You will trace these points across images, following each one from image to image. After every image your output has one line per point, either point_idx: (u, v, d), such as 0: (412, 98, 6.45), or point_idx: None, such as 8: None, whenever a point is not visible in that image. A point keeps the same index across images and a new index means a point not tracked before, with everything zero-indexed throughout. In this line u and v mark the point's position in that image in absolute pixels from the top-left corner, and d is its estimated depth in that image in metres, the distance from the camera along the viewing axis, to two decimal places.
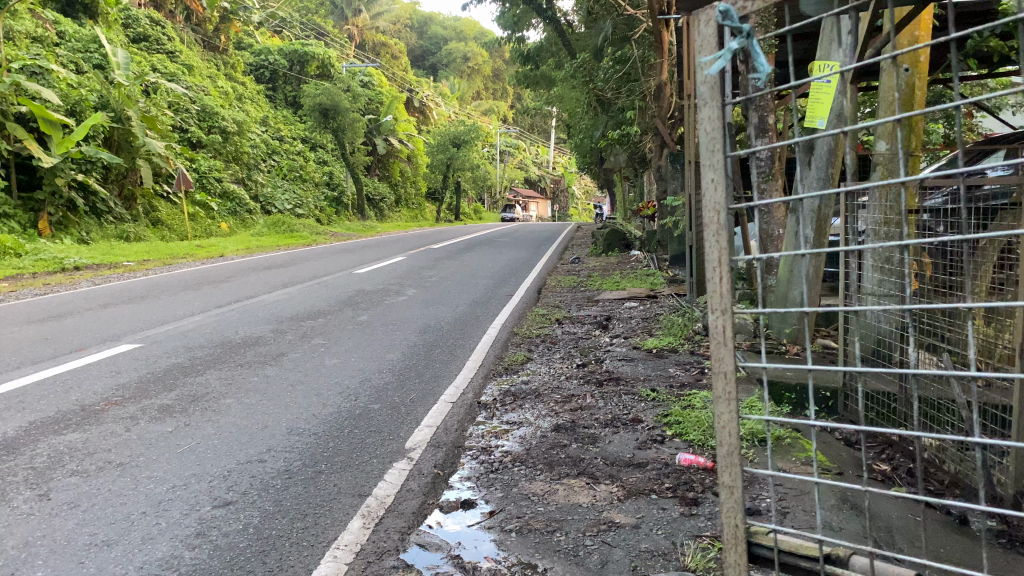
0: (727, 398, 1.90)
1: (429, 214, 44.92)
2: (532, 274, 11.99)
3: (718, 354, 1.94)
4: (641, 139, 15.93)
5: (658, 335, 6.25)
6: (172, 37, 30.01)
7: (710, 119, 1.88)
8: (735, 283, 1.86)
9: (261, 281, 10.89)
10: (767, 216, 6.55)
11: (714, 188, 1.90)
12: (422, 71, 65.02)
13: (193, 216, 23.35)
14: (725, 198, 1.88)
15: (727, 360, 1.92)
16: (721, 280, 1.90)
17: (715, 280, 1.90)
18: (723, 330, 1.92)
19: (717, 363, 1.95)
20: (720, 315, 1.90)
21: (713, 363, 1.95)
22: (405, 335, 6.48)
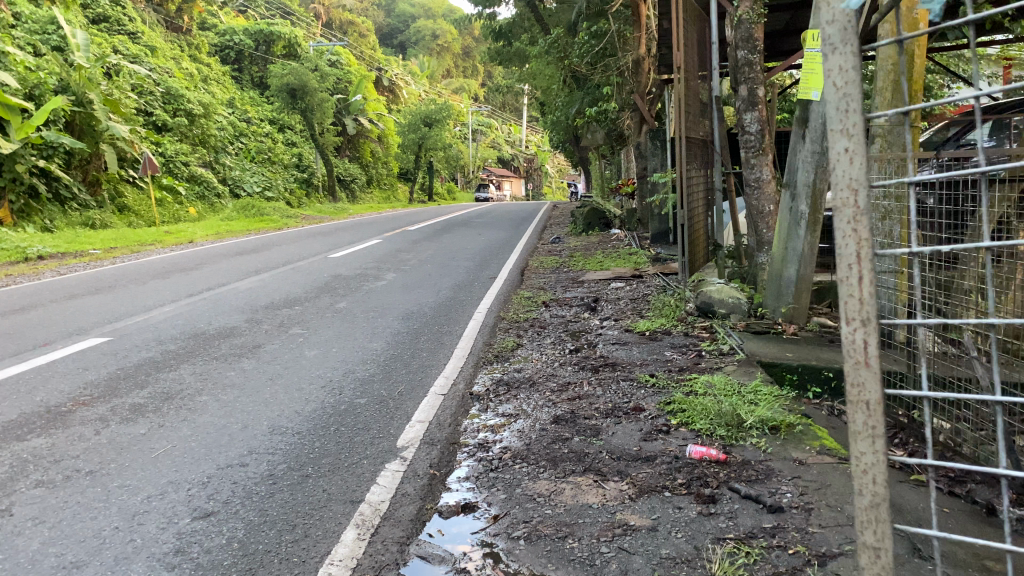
0: (874, 434, 1.71)
1: (402, 195, 44.45)
2: (513, 255, 11.77)
3: (860, 380, 1.72)
4: (618, 115, 15.74)
5: (650, 317, 6.07)
6: (133, 17, 29.21)
7: (848, 93, 1.71)
8: (881, 286, 1.70)
9: (234, 267, 10.57)
10: (757, 191, 6.36)
11: (847, 163, 1.72)
12: (390, 50, 64.18)
13: (160, 202, 22.81)
14: (863, 173, 1.71)
15: (869, 388, 1.72)
16: (860, 286, 1.72)
17: (855, 280, 1.73)
18: (865, 349, 1.72)
19: (854, 393, 1.75)
20: (865, 329, 1.71)
21: (852, 393, 1.73)
22: (388, 322, 6.25)
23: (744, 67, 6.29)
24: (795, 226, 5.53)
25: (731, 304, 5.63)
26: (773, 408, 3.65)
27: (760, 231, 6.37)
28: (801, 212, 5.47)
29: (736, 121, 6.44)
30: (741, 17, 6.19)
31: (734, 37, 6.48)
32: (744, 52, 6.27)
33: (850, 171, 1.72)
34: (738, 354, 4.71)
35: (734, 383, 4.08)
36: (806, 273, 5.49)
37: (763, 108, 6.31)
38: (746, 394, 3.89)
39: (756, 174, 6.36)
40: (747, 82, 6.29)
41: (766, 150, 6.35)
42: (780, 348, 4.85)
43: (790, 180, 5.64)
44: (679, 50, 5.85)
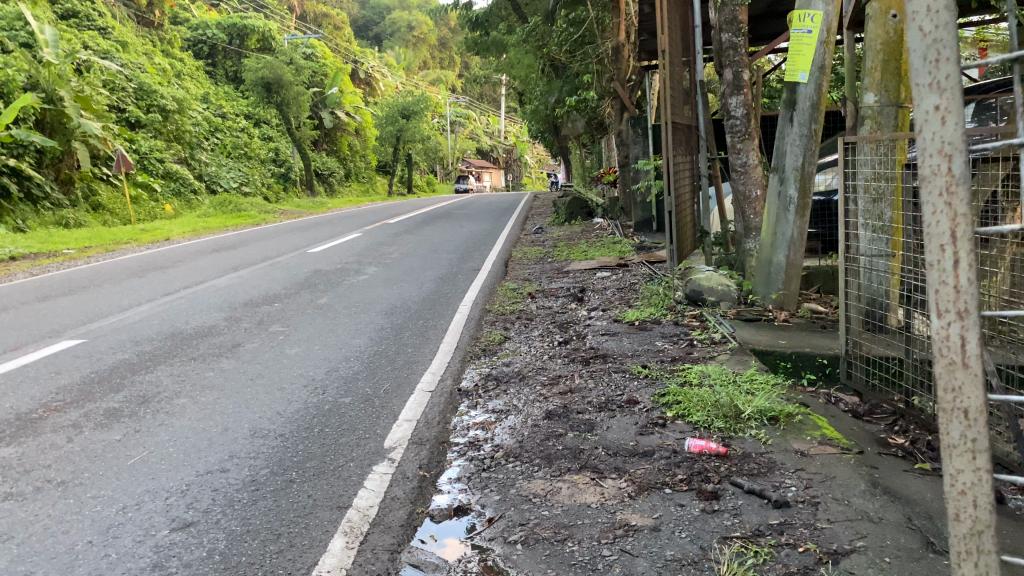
0: (974, 451, 1.43)
1: (381, 188, 44.16)
2: (496, 246, 11.65)
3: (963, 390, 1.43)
4: (598, 104, 15.63)
5: (639, 306, 5.96)
6: (103, 12, 28.71)
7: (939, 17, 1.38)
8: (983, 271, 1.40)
9: (212, 264, 10.35)
10: (744, 176, 6.26)
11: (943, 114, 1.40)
12: (366, 42, 63.63)
13: (135, 199, 22.45)
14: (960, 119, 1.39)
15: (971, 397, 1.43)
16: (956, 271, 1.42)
17: (947, 263, 1.43)
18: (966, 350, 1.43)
19: (947, 401, 1.47)
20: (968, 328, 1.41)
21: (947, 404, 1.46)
22: (371, 317, 6.10)
23: (728, 50, 6.18)
24: (784, 211, 5.45)
25: (720, 292, 5.55)
26: (770, 398, 3.56)
27: (748, 217, 6.28)
28: (790, 197, 5.39)
29: (721, 105, 6.33)
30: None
31: (718, 21, 6.37)
32: (728, 35, 6.16)
33: (946, 132, 1.40)
34: (731, 342, 4.61)
35: (729, 373, 3.98)
36: (796, 259, 5.41)
37: (748, 92, 6.20)
38: (742, 384, 3.79)
39: (742, 159, 6.26)
40: (732, 66, 6.18)
41: (752, 134, 6.25)
42: (773, 335, 4.77)
43: (778, 164, 5.56)
44: (663, 33, 5.72)
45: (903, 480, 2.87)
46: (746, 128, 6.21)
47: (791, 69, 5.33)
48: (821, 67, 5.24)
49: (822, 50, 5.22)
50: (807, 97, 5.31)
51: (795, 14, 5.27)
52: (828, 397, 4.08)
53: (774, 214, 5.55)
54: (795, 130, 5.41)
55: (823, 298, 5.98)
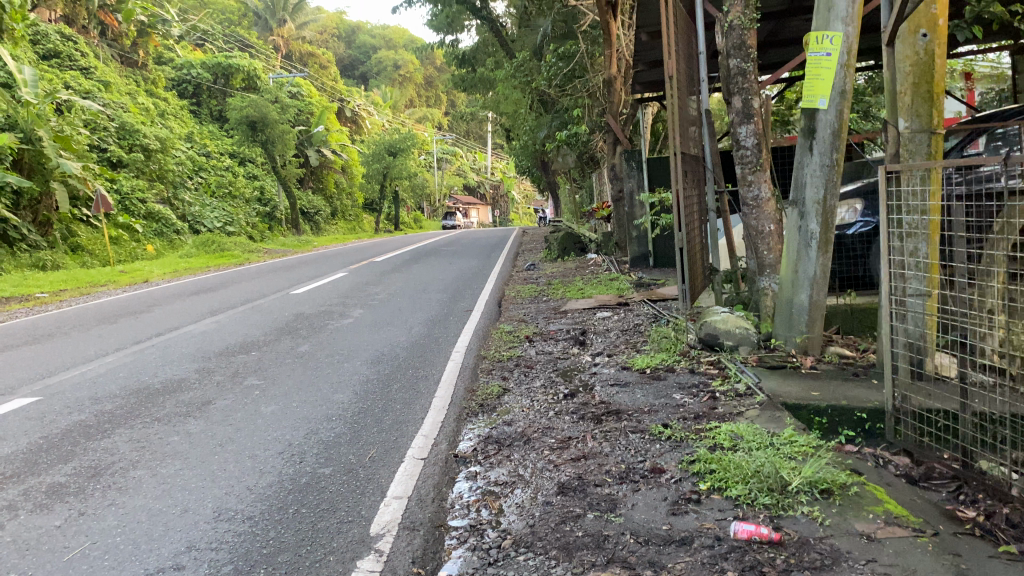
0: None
1: (368, 226, 43.79)
2: (488, 284, 11.20)
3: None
4: (589, 137, 15.33)
5: (650, 351, 5.49)
6: (86, 52, 28.42)
7: None
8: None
9: (189, 308, 9.84)
10: (756, 211, 5.85)
11: None
12: (352, 81, 63.67)
13: (116, 240, 21.96)
14: None
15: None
16: None
17: None
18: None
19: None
20: None
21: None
22: (356, 368, 5.59)
23: (736, 76, 5.82)
24: (806, 247, 5.03)
25: (738, 335, 5.10)
26: (819, 465, 3.08)
27: (761, 253, 5.86)
28: (812, 231, 4.98)
29: (730, 135, 5.95)
30: (731, 23, 5.76)
31: (724, 46, 6.02)
32: (736, 60, 5.80)
33: None
34: (758, 394, 4.17)
35: (765, 433, 3.50)
36: (819, 298, 4.99)
37: (759, 120, 5.83)
38: (782, 448, 3.32)
39: (753, 192, 5.84)
40: (741, 93, 5.81)
41: (763, 166, 5.85)
42: (802, 385, 4.33)
43: (797, 196, 5.15)
44: (670, 57, 5.32)
45: (995, 571, 2.38)
46: (757, 159, 5.81)
47: (808, 94, 4.96)
48: (840, 92, 4.85)
49: (842, 74, 4.84)
50: (827, 125, 4.91)
51: (811, 36, 4.90)
52: (874, 457, 3.60)
53: (794, 251, 5.12)
54: (815, 160, 5.00)
55: (848, 340, 5.55)
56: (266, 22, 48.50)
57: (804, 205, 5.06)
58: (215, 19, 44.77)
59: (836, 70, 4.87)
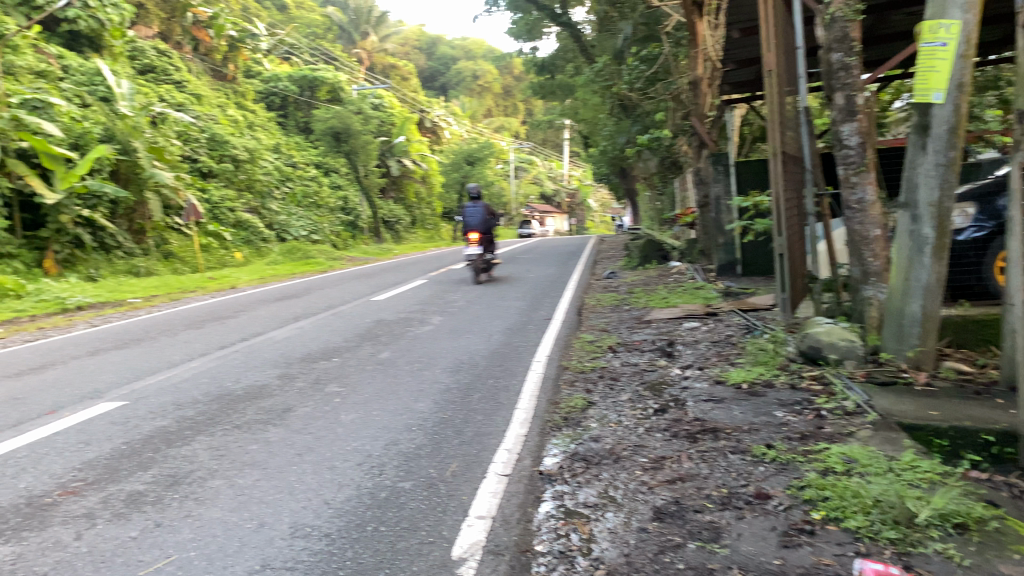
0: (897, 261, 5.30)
1: (446, 234, 44.08)
2: (568, 292, 10.97)
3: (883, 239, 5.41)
4: (672, 142, 14.95)
5: (745, 365, 5.18)
6: (180, 67, 29.48)
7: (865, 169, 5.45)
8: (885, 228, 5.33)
9: (273, 314, 9.94)
10: (860, 214, 5.49)
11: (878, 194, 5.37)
12: (432, 92, 64.46)
13: (206, 248, 22.65)
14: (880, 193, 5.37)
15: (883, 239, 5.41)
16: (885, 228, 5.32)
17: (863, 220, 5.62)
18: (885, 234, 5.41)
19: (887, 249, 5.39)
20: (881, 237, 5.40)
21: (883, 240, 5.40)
22: (435, 376, 5.44)
23: (839, 71, 5.47)
24: (918, 253, 4.64)
25: (843, 348, 4.74)
26: (949, 494, 2.75)
27: (864, 259, 5.48)
28: (926, 236, 4.59)
29: (832, 134, 5.61)
30: (833, 15, 5.41)
31: (824, 39, 5.67)
32: (838, 54, 5.46)
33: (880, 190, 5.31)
34: (870, 413, 3.83)
35: (882, 457, 3.18)
36: (932, 309, 4.61)
37: (863, 118, 5.47)
38: (903, 474, 2.99)
39: (857, 195, 5.48)
40: (844, 89, 5.46)
41: (869, 167, 5.48)
42: (918, 404, 3.97)
43: (908, 198, 4.75)
44: (768, 51, 5.01)
45: None
46: (862, 159, 5.43)
47: (921, 88, 4.57)
48: (958, 84, 4.44)
49: (960, 65, 4.43)
50: (943, 121, 4.51)
51: (926, 25, 4.53)
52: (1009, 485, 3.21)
53: (905, 256, 4.73)
54: (929, 159, 4.60)
55: (965, 356, 5.09)
56: (350, 35, 49.50)
57: (916, 208, 4.67)
58: (301, 33, 45.90)
59: (952, 62, 4.47)
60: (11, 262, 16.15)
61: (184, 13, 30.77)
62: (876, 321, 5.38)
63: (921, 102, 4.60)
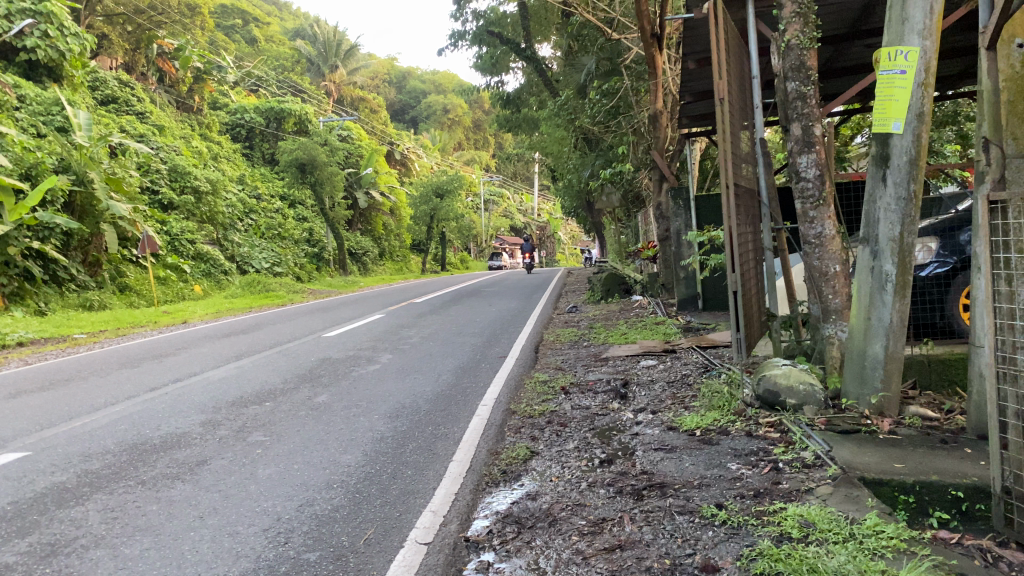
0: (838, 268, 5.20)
1: (414, 267, 43.69)
2: (526, 327, 10.65)
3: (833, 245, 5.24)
4: (635, 175, 14.80)
5: (701, 409, 4.86)
6: (142, 98, 28.97)
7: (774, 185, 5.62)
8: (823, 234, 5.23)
9: (217, 352, 9.47)
10: (819, 249, 5.24)
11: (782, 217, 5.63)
12: (402, 125, 64.27)
13: (163, 280, 22.04)
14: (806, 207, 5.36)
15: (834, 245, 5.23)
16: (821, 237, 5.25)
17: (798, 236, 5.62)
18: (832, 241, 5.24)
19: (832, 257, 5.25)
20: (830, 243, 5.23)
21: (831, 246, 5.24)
22: (371, 423, 5.06)
23: (794, 101, 5.26)
24: (879, 290, 4.39)
25: (803, 393, 4.45)
26: (916, 566, 2.44)
27: (825, 296, 5.22)
28: (887, 273, 4.34)
29: (788, 166, 5.38)
30: (789, 43, 5.24)
31: (780, 68, 5.48)
32: (794, 84, 5.26)
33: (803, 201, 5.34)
34: (830, 466, 3.54)
35: (842, 520, 2.87)
36: (896, 350, 4.34)
37: (821, 150, 5.25)
38: (865, 542, 2.67)
39: (816, 229, 5.24)
40: (800, 119, 5.25)
41: (828, 200, 5.23)
42: (882, 455, 3.68)
43: (868, 233, 4.51)
44: (720, 78, 4.77)
45: None
46: (821, 192, 5.20)
47: (880, 117, 4.35)
48: (918, 114, 4.23)
49: (920, 93, 4.23)
50: (903, 152, 4.28)
51: (883, 52, 4.30)
52: (981, 549, 2.93)
53: (866, 293, 4.47)
54: (889, 192, 4.37)
55: (931, 399, 4.81)
56: (318, 68, 49.22)
57: (876, 243, 4.42)
58: (269, 65, 45.54)
59: (912, 90, 4.26)
60: None
61: (148, 44, 30.47)
62: (837, 361, 5.12)
63: (880, 132, 4.38)
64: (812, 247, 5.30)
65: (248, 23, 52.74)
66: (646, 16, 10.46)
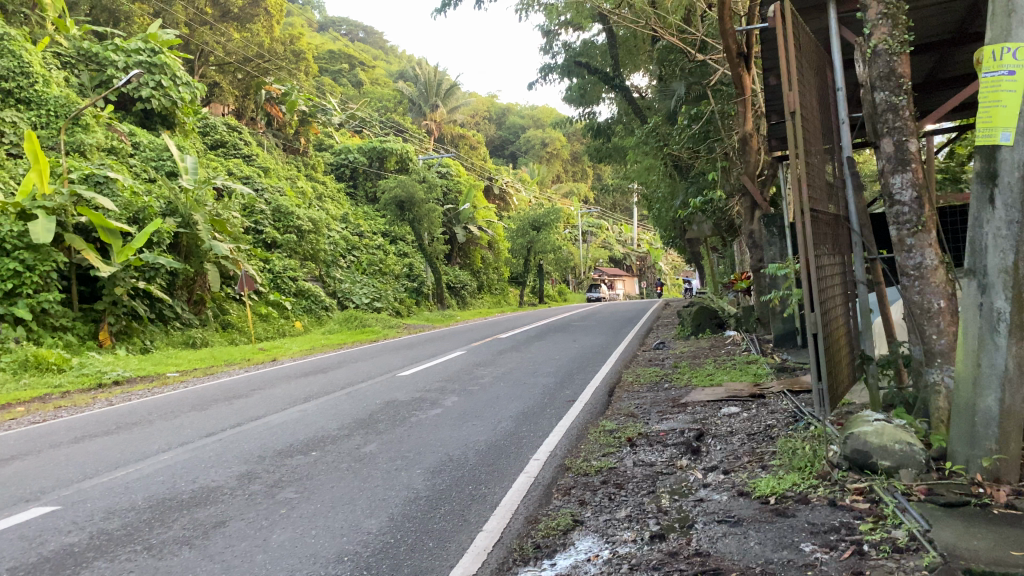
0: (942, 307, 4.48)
1: (512, 299, 43.46)
2: (608, 366, 10.07)
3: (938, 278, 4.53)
4: (728, 203, 14.02)
5: (779, 471, 4.21)
6: (249, 141, 29.98)
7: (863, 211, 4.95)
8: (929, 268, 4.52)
9: (288, 393, 9.29)
10: (919, 283, 4.54)
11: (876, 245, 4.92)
12: (501, 160, 64.65)
13: (265, 317, 22.45)
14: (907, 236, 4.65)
15: (940, 280, 4.52)
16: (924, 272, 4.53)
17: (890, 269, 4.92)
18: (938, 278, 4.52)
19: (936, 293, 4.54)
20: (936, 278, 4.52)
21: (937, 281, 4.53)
22: (409, 479, 4.64)
23: (884, 113, 4.60)
24: (990, 332, 3.68)
25: (899, 454, 3.75)
26: None
27: (927, 336, 4.52)
28: (999, 311, 3.64)
29: (880, 187, 4.71)
30: (875, 49, 4.61)
31: (867, 77, 4.85)
32: (883, 94, 4.60)
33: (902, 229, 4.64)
34: (929, 553, 2.87)
35: None
36: (1014, 404, 3.61)
37: (918, 168, 4.56)
38: None
39: (914, 259, 4.54)
40: (892, 134, 4.58)
41: (928, 226, 4.53)
42: (996, 538, 2.97)
43: (973, 264, 3.81)
44: (790, 89, 4.16)
45: None
46: (919, 216, 4.52)
47: (984, 128, 3.71)
48: None
49: None
50: (1014, 167, 3.62)
51: (986, 52, 3.72)
52: None
53: (973, 334, 3.77)
54: (998, 215, 3.68)
55: None
56: (420, 107, 49.98)
57: (984, 276, 3.73)
58: (372, 107, 46.53)
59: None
60: (63, 334, 15.90)
61: (257, 90, 31.68)
62: (944, 413, 4.38)
63: (984, 145, 3.73)
64: (911, 280, 4.60)
65: (354, 66, 54.34)
66: (730, 36, 9.87)
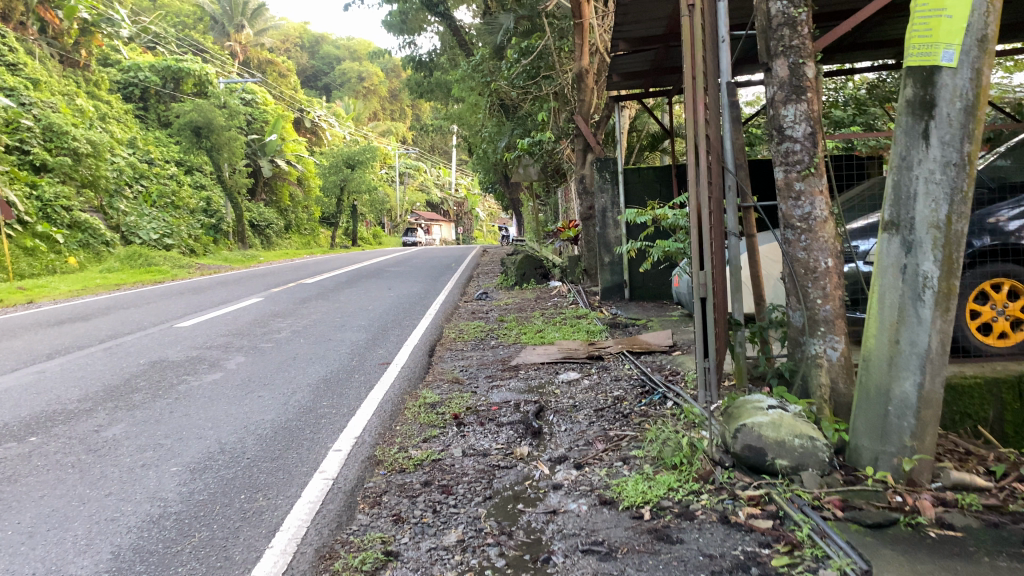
0: (825, 269, 3.76)
1: (323, 241, 41.29)
2: (425, 319, 9.02)
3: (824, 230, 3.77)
4: (556, 145, 13.22)
5: (647, 468, 3.34)
6: (14, 47, 24.62)
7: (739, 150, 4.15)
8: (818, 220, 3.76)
9: (26, 347, 7.40)
10: (807, 237, 3.79)
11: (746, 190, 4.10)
12: (314, 92, 60.70)
13: (32, 251, 19.15)
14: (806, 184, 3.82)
15: (827, 232, 3.77)
16: (812, 226, 3.78)
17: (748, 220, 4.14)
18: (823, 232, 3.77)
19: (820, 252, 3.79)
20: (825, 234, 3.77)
21: (821, 234, 3.77)
22: (159, 486, 3.36)
23: (780, 28, 3.79)
24: (912, 301, 2.96)
25: (799, 452, 3.01)
26: None
27: (810, 300, 3.79)
28: (925, 275, 2.93)
29: (767, 119, 3.92)
30: None
31: None
32: (780, 3, 3.79)
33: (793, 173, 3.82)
34: None
35: None
36: (935, 392, 2.94)
37: (814, 99, 3.79)
38: None
39: (803, 209, 3.79)
40: (786, 54, 3.78)
41: (820, 169, 3.77)
42: None
43: (896, 216, 3.06)
44: None
45: None
46: (811, 157, 3.75)
47: (921, 44, 2.92)
48: (979, 40, 2.82)
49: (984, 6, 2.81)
50: (956, 95, 2.87)
51: None
52: None
53: (891, 304, 3.03)
54: (932, 156, 2.93)
55: (956, 456, 3.46)
56: (223, 27, 45.42)
57: (909, 231, 2.99)
58: (168, 22, 41.56)
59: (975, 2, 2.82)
60: None
61: None
62: (825, 391, 3.74)
63: (919, 66, 2.95)
64: (795, 235, 3.85)
65: None
66: None
